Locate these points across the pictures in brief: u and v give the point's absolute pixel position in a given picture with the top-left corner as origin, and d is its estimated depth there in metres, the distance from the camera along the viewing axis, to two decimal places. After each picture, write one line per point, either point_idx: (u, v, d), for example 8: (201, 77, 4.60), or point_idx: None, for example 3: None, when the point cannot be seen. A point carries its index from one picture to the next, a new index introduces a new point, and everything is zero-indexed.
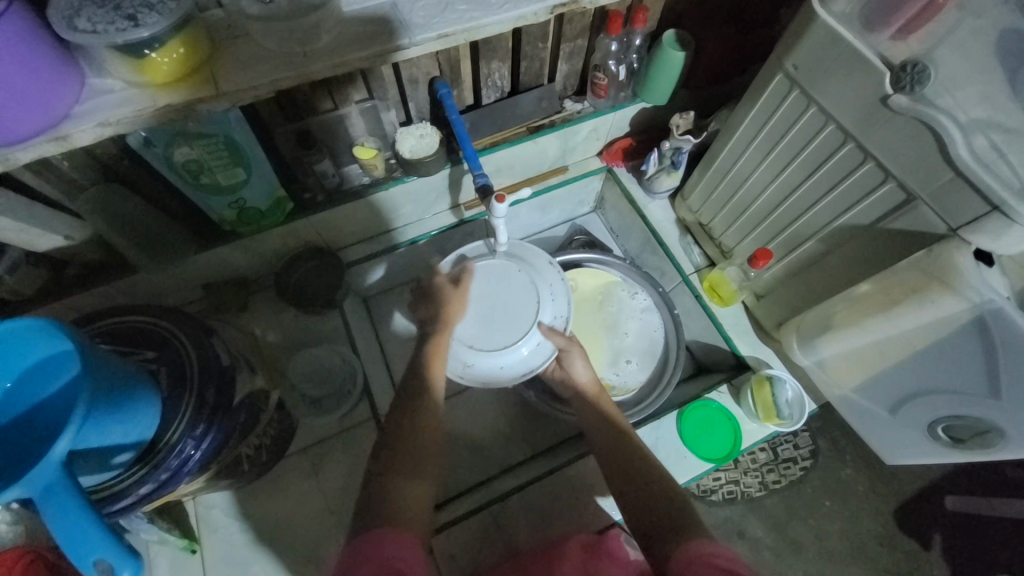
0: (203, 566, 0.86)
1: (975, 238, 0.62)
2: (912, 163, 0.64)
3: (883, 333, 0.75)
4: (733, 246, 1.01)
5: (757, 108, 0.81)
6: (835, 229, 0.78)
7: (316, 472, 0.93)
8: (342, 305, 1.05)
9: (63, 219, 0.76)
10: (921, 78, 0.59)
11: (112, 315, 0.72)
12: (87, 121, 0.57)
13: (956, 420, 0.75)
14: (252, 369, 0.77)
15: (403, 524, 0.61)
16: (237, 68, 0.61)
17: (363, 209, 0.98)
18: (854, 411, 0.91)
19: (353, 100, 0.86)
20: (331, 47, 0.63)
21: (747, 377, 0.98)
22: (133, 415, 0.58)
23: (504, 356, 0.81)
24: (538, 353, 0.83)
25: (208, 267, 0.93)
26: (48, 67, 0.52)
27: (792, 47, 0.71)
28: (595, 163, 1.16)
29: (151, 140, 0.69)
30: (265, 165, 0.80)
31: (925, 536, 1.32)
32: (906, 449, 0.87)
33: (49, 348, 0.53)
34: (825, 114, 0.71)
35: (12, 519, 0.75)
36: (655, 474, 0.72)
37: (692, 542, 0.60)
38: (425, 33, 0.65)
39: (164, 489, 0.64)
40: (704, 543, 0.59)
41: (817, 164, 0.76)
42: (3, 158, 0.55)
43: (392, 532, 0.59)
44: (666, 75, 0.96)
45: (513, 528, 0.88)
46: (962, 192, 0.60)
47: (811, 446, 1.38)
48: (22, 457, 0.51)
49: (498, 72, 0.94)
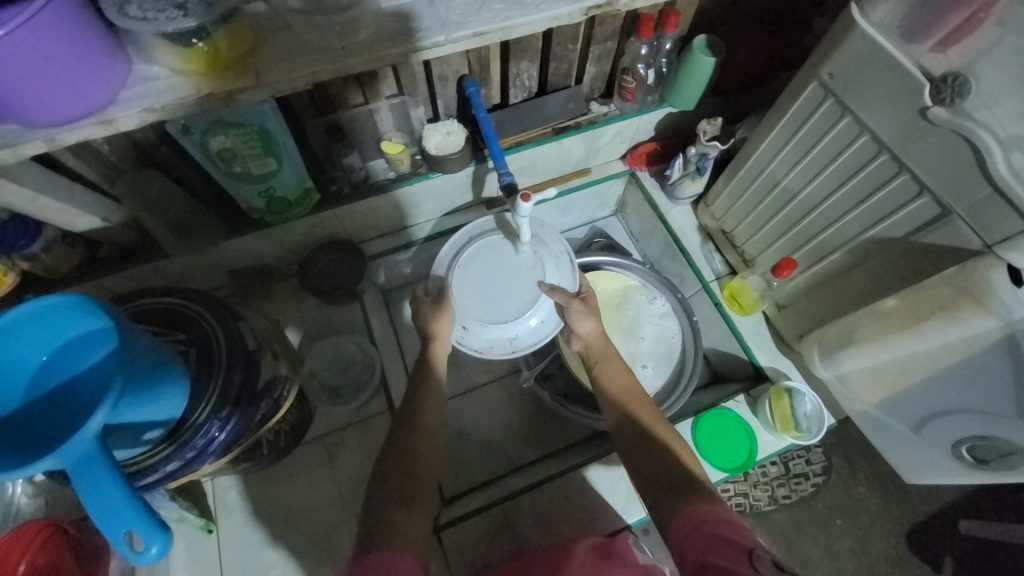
0: (219, 547, 0.87)
1: (1009, 256, 0.60)
2: (949, 177, 0.63)
3: (909, 348, 0.74)
4: (756, 254, 1.00)
5: (787, 116, 0.80)
6: (864, 241, 0.77)
7: (329, 461, 0.94)
8: (362, 297, 1.07)
9: (100, 201, 0.78)
10: (962, 90, 0.58)
11: (144, 297, 0.74)
12: (131, 106, 0.58)
13: (981, 440, 0.73)
14: (276, 355, 0.78)
15: (409, 545, 0.60)
16: (277, 59, 0.62)
17: (388, 203, 0.99)
18: (875, 427, 0.90)
19: (384, 95, 0.87)
20: (369, 42, 0.64)
21: (766, 388, 0.96)
22: (163, 394, 0.60)
23: (518, 327, 0.84)
24: (550, 321, 0.86)
25: (234, 254, 0.95)
26: (99, 53, 0.53)
27: (828, 56, 0.70)
28: (618, 166, 1.16)
29: (189, 128, 0.71)
30: (295, 155, 0.82)
31: (939, 560, 1.29)
32: (928, 468, 0.85)
33: (87, 325, 0.54)
34: (859, 124, 0.70)
35: (33, 492, 0.82)
36: (663, 437, 0.72)
37: (697, 505, 0.59)
38: (460, 31, 0.65)
39: (189, 467, 0.65)
40: (709, 506, 0.58)
41: (848, 174, 0.75)
42: (51, 139, 0.57)
43: (393, 547, 0.58)
44: (695, 80, 0.96)
45: (523, 526, 0.88)
46: (1000, 208, 0.59)
47: (825, 462, 1.36)
48: (59, 427, 0.53)
49: (527, 73, 0.94)
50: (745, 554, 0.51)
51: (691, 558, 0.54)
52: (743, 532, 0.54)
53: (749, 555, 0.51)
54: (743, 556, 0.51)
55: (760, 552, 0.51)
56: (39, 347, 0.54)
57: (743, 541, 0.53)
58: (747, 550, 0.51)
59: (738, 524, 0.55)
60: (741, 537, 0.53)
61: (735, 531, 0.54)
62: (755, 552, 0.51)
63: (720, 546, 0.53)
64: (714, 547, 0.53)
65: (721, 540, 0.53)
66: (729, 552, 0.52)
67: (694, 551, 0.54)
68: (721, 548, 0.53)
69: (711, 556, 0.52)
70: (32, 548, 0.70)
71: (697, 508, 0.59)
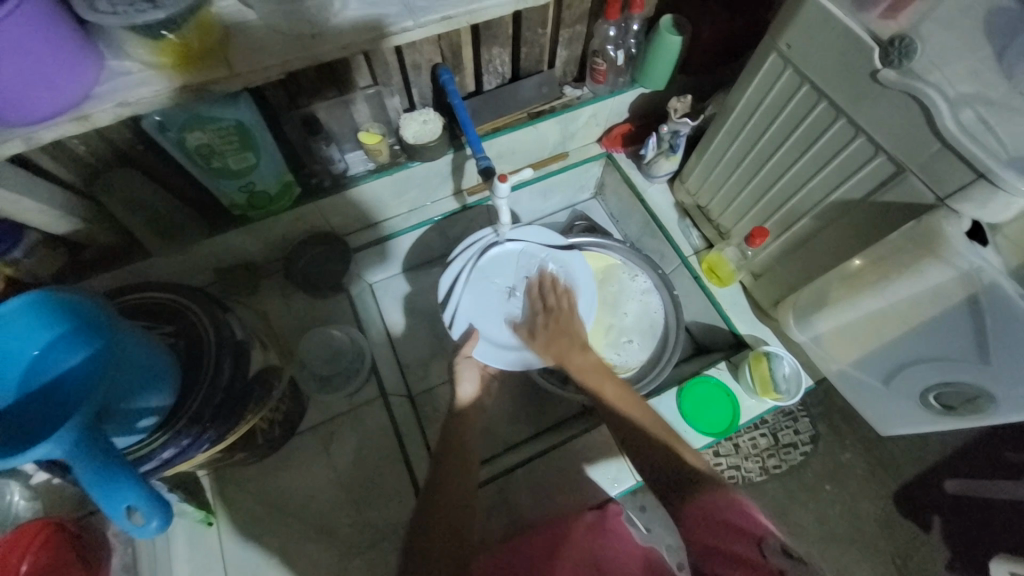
0: (221, 537, 0.88)
1: (962, 207, 0.64)
2: (901, 135, 0.66)
3: (875, 306, 0.78)
4: (730, 226, 1.03)
5: (751, 89, 0.83)
6: (829, 205, 0.80)
7: (326, 448, 0.96)
8: (348, 289, 1.09)
9: (78, 202, 0.79)
10: (908, 52, 0.61)
11: (133, 292, 0.75)
12: (107, 101, 0.59)
13: (948, 387, 0.77)
14: (265, 346, 0.80)
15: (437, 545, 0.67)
16: (249, 51, 0.63)
17: (369, 194, 1.00)
18: (850, 386, 0.93)
19: (358, 86, 0.89)
20: (339, 31, 0.65)
21: (745, 354, 1.00)
22: (152, 381, 0.61)
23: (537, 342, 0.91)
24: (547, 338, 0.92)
25: (219, 252, 0.95)
26: (70, 50, 0.54)
27: (785, 27, 0.73)
28: (594, 149, 1.19)
29: (165, 124, 0.71)
30: (273, 149, 0.82)
31: (925, 519, 1.34)
32: (898, 419, 0.90)
33: (64, 320, 0.56)
34: (817, 91, 0.73)
35: (31, 495, 0.84)
36: (696, 458, 0.69)
37: (729, 491, 0.61)
38: (428, 15, 0.67)
39: (187, 454, 0.66)
40: (743, 497, 0.61)
41: (811, 141, 0.78)
42: (28, 138, 0.57)
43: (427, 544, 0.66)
44: (663, 59, 0.98)
45: (520, 498, 0.91)
46: (949, 162, 0.62)
47: (812, 431, 1.39)
48: (47, 419, 0.53)
49: (499, 59, 0.96)
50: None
51: (698, 540, 0.59)
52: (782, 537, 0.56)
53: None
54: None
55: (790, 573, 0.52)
56: (27, 343, 0.56)
57: (749, 528, 0.57)
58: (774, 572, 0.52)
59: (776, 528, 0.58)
60: (752, 524, 0.57)
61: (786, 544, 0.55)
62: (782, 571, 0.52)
63: (726, 558, 0.55)
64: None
65: (727, 528, 0.57)
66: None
67: (695, 531, 0.60)
68: (722, 532, 0.58)
69: (712, 539, 0.58)
70: (34, 546, 0.70)
71: (732, 494, 0.61)
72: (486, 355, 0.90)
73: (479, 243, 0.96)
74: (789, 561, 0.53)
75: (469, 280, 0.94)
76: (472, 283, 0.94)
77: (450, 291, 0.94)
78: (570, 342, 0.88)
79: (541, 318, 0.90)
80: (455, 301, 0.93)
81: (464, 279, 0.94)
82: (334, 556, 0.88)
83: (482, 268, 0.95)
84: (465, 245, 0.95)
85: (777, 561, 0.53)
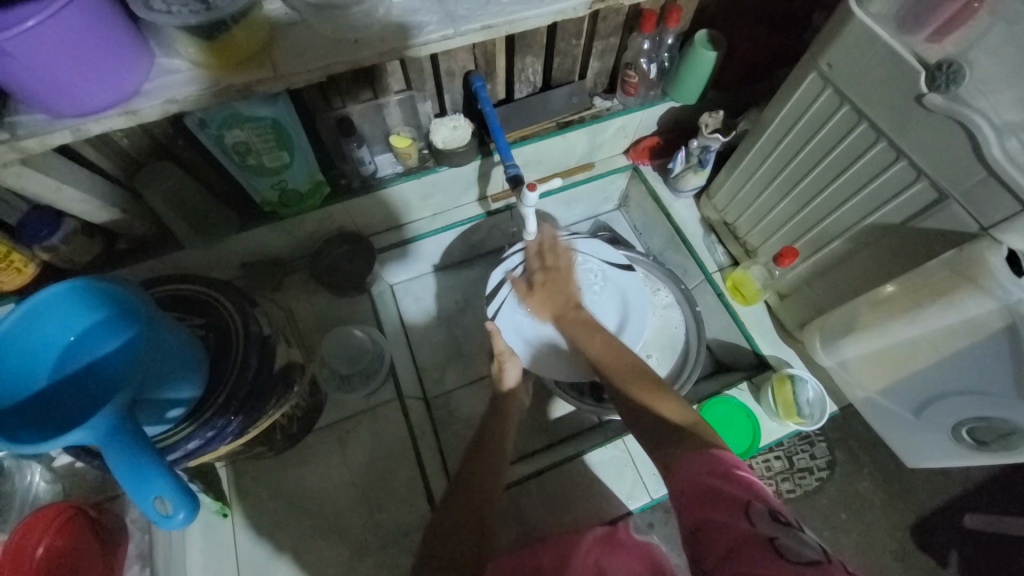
0: (234, 530, 0.89)
1: (1006, 237, 0.61)
2: (944, 161, 0.64)
3: (907, 334, 0.76)
4: (758, 245, 1.02)
5: (787, 108, 0.82)
6: (864, 228, 0.79)
7: (340, 446, 0.96)
8: (370, 289, 1.09)
9: (118, 192, 0.81)
10: (955, 78, 0.60)
11: (166, 283, 0.76)
12: (155, 97, 0.61)
13: (981, 421, 0.75)
14: (289, 342, 0.81)
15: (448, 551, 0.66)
16: (293, 53, 0.64)
17: (397, 196, 1.01)
18: (877, 414, 0.91)
19: (392, 91, 0.90)
20: (380, 36, 0.66)
21: (768, 375, 0.99)
22: (182, 373, 0.62)
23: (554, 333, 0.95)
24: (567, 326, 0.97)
25: (247, 247, 0.97)
26: (124, 46, 0.56)
27: (826, 47, 0.72)
28: (621, 161, 1.18)
29: (206, 121, 0.73)
30: (308, 149, 0.84)
31: (944, 554, 1.29)
32: (927, 451, 0.87)
33: (101, 307, 0.57)
34: (857, 112, 0.72)
35: (52, 478, 0.86)
36: (676, 406, 0.68)
37: (720, 448, 0.56)
38: (469, 24, 0.67)
39: (211, 446, 0.67)
40: (740, 454, 0.54)
41: (847, 163, 0.77)
42: (76, 129, 0.59)
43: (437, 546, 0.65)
44: (696, 74, 0.98)
45: (531, 509, 0.90)
46: (994, 190, 0.61)
47: (828, 457, 1.36)
48: (82, 404, 0.55)
49: (532, 68, 0.97)
50: (767, 545, 0.46)
51: (693, 516, 0.51)
52: (777, 499, 0.50)
53: (772, 545, 0.46)
54: (768, 551, 0.45)
55: (784, 539, 0.46)
56: (66, 328, 0.57)
57: (737, 492, 0.50)
58: (766, 539, 0.46)
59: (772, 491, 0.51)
60: (739, 487, 0.51)
61: (774, 508, 0.49)
62: (775, 539, 0.46)
63: (720, 528, 0.49)
64: (739, 552, 0.47)
65: (719, 496, 0.51)
66: (754, 553, 0.46)
67: (691, 508, 0.52)
68: (717, 502, 0.51)
69: (707, 510, 0.51)
70: (51, 531, 0.72)
71: (720, 451, 0.55)
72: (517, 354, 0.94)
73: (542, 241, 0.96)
74: (779, 526, 0.48)
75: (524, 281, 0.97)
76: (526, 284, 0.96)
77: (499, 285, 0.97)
78: (561, 298, 0.90)
79: (538, 275, 0.91)
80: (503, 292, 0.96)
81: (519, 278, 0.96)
82: (345, 555, 0.88)
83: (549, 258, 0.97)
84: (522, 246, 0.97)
85: (769, 527, 0.47)
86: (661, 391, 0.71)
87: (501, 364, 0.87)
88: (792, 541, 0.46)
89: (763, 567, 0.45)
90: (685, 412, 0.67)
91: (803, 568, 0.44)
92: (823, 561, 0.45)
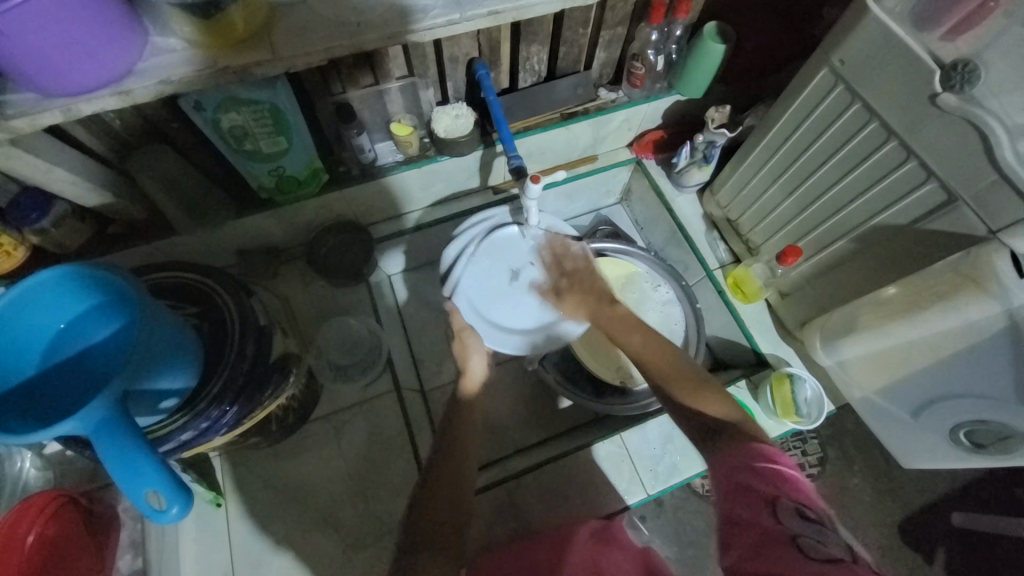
0: (228, 520, 0.88)
1: (1014, 241, 0.61)
2: (955, 162, 0.64)
3: (907, 336, 0.76)
4: (761, 242, 1.01)
5: (796, 104, 0.81)
6: (871, 228, 0.78)
7: (336, 437, 0.95)
8: (367, 279, 1.08)
9: (110, 175, 0.79)
10: (971, 78, 0.59)
11: (161, 269, 0.75)
12: (148, 77, 0.58)
13: (979, 425, 0.75)
14: (285, 333, 0.80)
15: None
16: (293, 34, 0.62)
17: (396, 185, 0.99)
18: (875, 415, 0.91)
19: (394, 77, 0.88)
20: (383, 19, 0.64)
21: (767, 374, 0.98)
22: (177, 364, 0.61)
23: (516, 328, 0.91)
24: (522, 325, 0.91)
25: (242, 234, 0.94)
26: (117, 23, 0.53)
27: (839, 43, 0.70)
28: (624, 154, 1.16)
29: (201, 104, 0.71)
30: (306, 135, 0.81)
31: (930, 550, 1.31)
32: (923, 452, 0.88)
33: (91, 294, 0.56)
34: (869, 111, 0.71)
35: (42, 465, 0.85)
36: (721, 405, 0.66)
37: (755, 442, 0.56)
38: (476, 9, 0.65)
39: (205, 437, 0.66)
40: (776, 450, 0.54)
41: (856, 162, 0.76)
42: (66, 109, 0.57)
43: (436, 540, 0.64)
44: (705, 66, 0.96)
45: (528, 503, 0.90)
46: (1004, 192, 0.60)
47: (820, 454, 1.36)
48: (71, 395, 0.54)
49: (537, 56, 0.94)
50: (788, 541, 0.46)
51: (725, 506, 0.52)
52: (808, 496, 0.50)
53: (793, 542, 0.46)
54: (789, 548, 0.46)
55: (807, 538, 0.46)
56: (56, 315, 0.56)
57: (767, 488, 0.50)
58: (790, 537, 0.47)
59: (808, 488, 0.51)
60: (770, 483, 0.51)
61: (803, 504, 0.49)
62: (797, 536, 0.47)
63: (746, 523, 0.50)
64: (761, 549, 0.47)
65: (747, 493, 0.51)
66: (777, 550, 0.46)
67: (724, 500, 0.53)
68: (746, 497, 0.51)
69: (735, 504, 0.51)
70: (41, 518, 0.71)
71: (762, 447, 0.55)
72: (509, 346, 0.90)
73: (488, 220, 0.94)
74: (806, 523, 0.48)
75: (474, 257, 0.92)
76: (478, 262, 0.92)
77: (453, 262, 0.93)
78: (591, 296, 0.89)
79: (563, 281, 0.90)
80: (456, 275, 0.91)
81: (469, 257, 0.92)
82: (339, 547, 0.88)
83: (490, 244, 0.92)
84: (472, 223, 0.94)
85: (794, 524, 0.47)
86: (711, 388, 0.69)
87: (464, 342, 0.86)
88: (816, 540, 0.46)
89: (782, 562, 0.45)
90: (731, 411, 0.65)
91: (821, 566, 0.44)
92: (846, 560, 0.45)
